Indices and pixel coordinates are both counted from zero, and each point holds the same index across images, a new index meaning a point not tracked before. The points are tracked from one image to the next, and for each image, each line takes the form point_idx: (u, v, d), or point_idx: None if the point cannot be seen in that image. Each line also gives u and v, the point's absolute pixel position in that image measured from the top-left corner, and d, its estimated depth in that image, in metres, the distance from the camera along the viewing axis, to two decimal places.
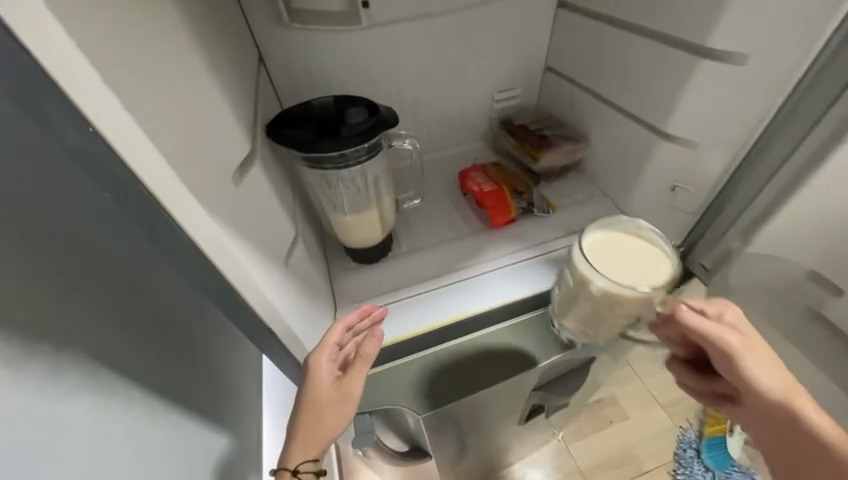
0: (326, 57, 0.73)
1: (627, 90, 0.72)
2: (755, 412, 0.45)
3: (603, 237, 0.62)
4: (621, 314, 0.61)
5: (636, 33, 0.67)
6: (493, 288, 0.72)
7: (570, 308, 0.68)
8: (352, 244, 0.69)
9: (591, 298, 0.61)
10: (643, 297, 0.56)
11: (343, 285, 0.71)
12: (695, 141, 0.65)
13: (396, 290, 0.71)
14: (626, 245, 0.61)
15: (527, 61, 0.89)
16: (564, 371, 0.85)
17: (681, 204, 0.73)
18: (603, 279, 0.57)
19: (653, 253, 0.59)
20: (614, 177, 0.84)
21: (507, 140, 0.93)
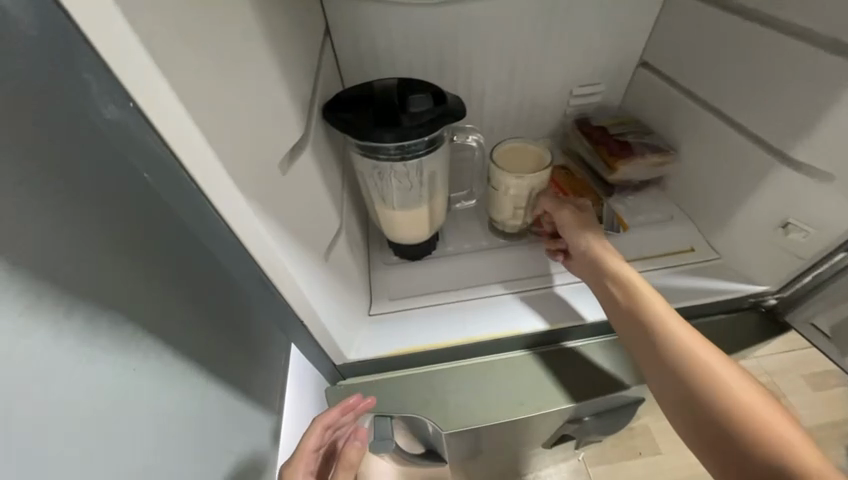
0: (395, 34, 0.68)
1: (748, 101, 0.60)
2: (579, 255, 0.62)
3: (513, 144, 0.70)
4: (518, 207, 0.68)
5: (777, 31, 0.54)
6: (566, 306, 0.64)
7: (486, 205, 0.74)
8: (397, 240, 0.65)
9: (495, 188, 0.68)
10: (525, 181, 0.65)
11: (382, 279, 0.68)
12: (829, 173, 0.53)
13: (438, 293, 0.66)
14: (527, 150, 0.69)
15: (620, 54, 0.78)
16: (614, 409, 0.75)
17: (789, 246, 0.60)
18: (500, 169, 0.66)
19: (543, 156, 0.67)
20: (706, 200, 0.72)
21: (580, 143, 0.83)
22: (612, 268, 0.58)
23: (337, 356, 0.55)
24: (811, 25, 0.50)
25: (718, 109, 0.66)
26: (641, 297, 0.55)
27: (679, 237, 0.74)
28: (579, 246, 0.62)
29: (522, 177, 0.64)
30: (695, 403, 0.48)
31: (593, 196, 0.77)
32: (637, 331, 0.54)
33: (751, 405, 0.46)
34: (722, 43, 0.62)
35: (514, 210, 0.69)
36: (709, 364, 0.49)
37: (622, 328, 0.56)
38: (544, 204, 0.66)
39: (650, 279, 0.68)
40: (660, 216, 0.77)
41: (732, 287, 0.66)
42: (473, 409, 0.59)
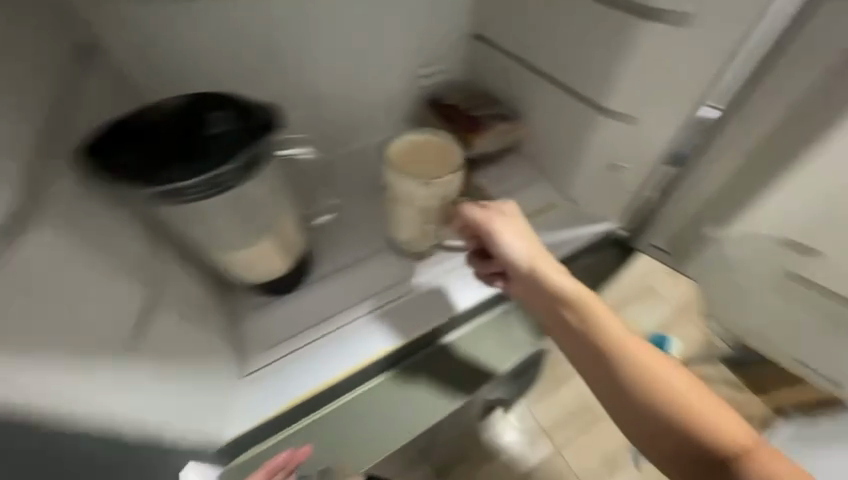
0: (188, 33, 0.57)
1: (562, 59, 0.64)
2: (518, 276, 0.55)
3: (408, 140, 0.62)
4: (428, 217, 0.62)
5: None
6: (449, 295, 0.64)
7: (391, 219, 0.66)
8: (251, 282, 0.57)
9: (400, 202, 0.61)
10: (434, 190, 0.58)
11: (254, 327, 0.60)
12: (632, 115, 0.60)
13: (321, 323, 0.61)
14: (426, 147, 0.61)
15: (447, 27, 0.76)
16: (522, 368, 0.80)
17: (623, 183, 0.67)
18: (402, 177, 0.58)
19: (445, 152, 0.61)
20: (557, 157, 0.75)
21: (434, 123, 0.82)
22: (551, 287, 0.51)
23: (211, 442, 0.47)
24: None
25: (542, 71, 0.70)
26: (589, 314, 0.49)
27: (539, 195, 0.78)
28: (512, 266, 0.54)
29: (429, 185, 0.57)
30: (652, 426, 0.43)
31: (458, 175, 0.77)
32: (587, 351, 0.49)
33: (705, 425, 0.41)
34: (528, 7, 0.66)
35: (425, 222, 0.63)
36: (668, 382, 0.44)
37: (573, 349, 0.50)
38: (465, 219, 0.57)
39: None
40: (520, 180, 0.80)
41: (586, 232, 0.73)
42: (390, 431, 0.58)
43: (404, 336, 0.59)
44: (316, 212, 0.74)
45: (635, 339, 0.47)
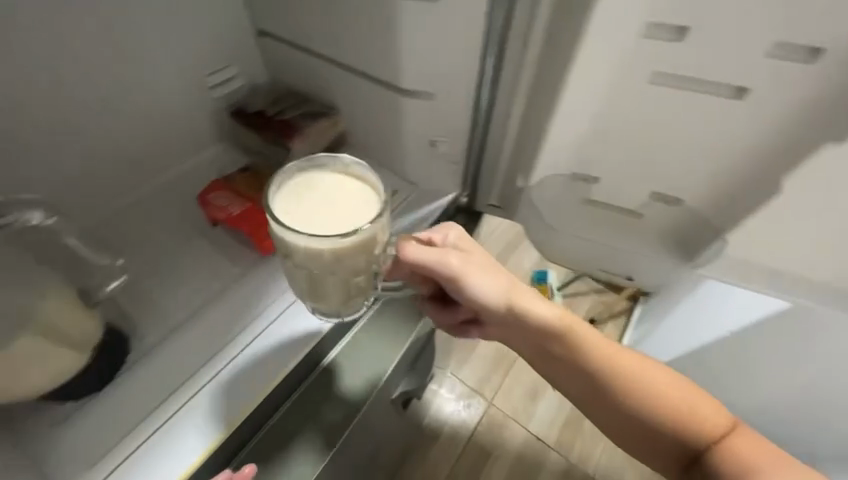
0: None
1: (346, 47, 0.62)
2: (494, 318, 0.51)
3: (295, 187, 0.45)
4: (354, 276, 0.47)
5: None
6: (296, 331, 0.56)
7: (306, 292, 0.49)
8: (45, 389, 0.47)
9: (318, 268, 0.44)
10: (365, 240, 0.42)
11: (78, 440, 0.48)
12: (430, 92, 0.60)
13: (167, 401, 0.50)
14: (329, 189, 0.45)
15: (219, 26, 0.69)
16: (421, 351, 0.80)
17: (446, 157, 0.69)
18: (312, 238, 0.40)
19: (359, 187, 0.46)
20: (385, 145, 0.73)
21: (250, 135, 0.74)
22: (534, 318, 0.49)
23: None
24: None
25: (336, 61, 0.66)
26: (572, 334, 0.49)
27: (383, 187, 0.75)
28: (491, 309, 0.50)
29: (350, 237, 0.40)
30: (643, 427, 0.48)
31: None
32: (577, 373, 0.50)
33: (685, 415, 0.47)
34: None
35: (356, 282, 0.48)
36: (653, 382, 0.48)
37: (562, 372, 0.51)
38: (425, 270, 0.48)
39: None
40: None
41: (435, 207, 0.72)
42: None
43: (271, 379, 0.52)
44: (97, 283, 0.56)
45: (614, 346, 0.49)
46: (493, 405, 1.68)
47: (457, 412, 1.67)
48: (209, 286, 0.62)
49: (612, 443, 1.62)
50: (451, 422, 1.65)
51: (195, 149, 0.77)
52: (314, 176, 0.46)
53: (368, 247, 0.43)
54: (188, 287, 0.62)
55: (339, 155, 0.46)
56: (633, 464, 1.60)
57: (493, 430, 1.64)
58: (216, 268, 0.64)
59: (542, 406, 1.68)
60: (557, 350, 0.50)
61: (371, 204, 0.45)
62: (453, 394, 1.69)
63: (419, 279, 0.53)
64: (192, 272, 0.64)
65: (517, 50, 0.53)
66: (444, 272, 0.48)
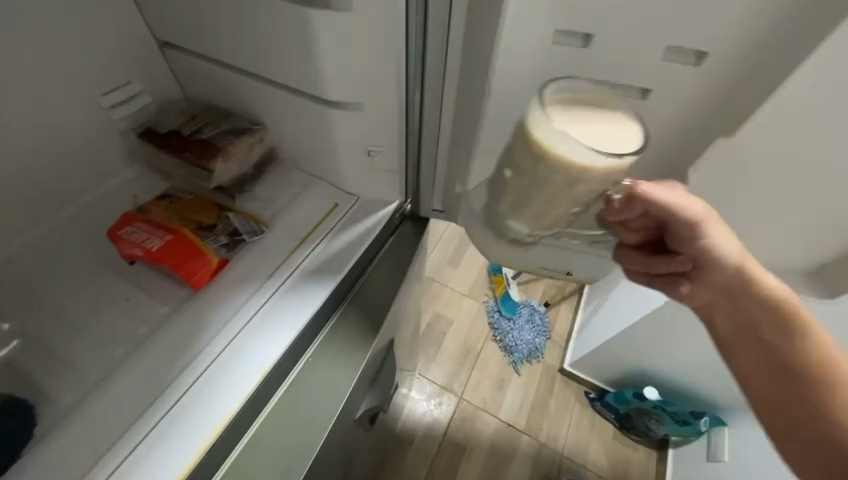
0: None
1: (262, 59, 0.58)
2: (703, 269, 0.49)
3: (562, 98, 0.44)
4: (569, 200, 0.47)
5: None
6: (236, 373, 0.53)
7: (515, 204, 0.51)
8: None
9: (551, 182, 0.44)
10: (613, 169, 0.41)
11: None
12: (358, 103, 0.58)
13: (99, 462, 0.45)
14: (591, 107, 0.43)
15: (112, 39, 0.61)
16: (382, 363, 0.79)
17: (383, 167, 0.67)
18: (581, 146, 0.40)
19: (612, 117, 0.43)
20: (318, 157, 0.70)
21: (165, 158, 0.67)
22: (761, 288, 0.46)
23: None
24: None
25: (254, 73, 0.62)
26: (796, 322, 0.45)
27: (321, 201, 0.72)
28: (717, 265, 0.47)
29: (613, 159, 0.40)
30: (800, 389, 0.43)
31: (209, 214, 0.62)
32: (757, 313, 0.47)
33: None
34: (195, 4, 0.56)
35: (563, 210, 0.49)
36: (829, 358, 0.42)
37: (737, 310, 0.48)
38: (663, 213, 0.45)
39: (321, 255, 0.65)
40: (295, 190, 0.73)
41: (376, 219, 0.71)
42: None
43: (219, 419, 0.49)
44: None
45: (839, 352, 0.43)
46: (464, 399, 1.72)
47: (428, 412, 1.69)
48: (133, 330, 0.56)
49: (575, 417, 1.73)
50: (425, 422, 1.67)
51: (100, 178, 0.68)
52: (574, 92, 0.44)
53: (611, 177, 0.42)
54: (104, 336, 0.55)
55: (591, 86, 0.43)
56: (595, 434, 1.72)
57: (466, 423, 1.67)
58: (137, 312, 0.57)
59: (510, 393, 1.74)
60: (769, 308, 0.46)
61: (626, 133, 0.42)
62: (424, 395, 1.72)
63: (645, 220, 0.49)
64: (107, 320, 0.56)
65: (439, 58, 0.52)
66: (682, 213, 0.45)
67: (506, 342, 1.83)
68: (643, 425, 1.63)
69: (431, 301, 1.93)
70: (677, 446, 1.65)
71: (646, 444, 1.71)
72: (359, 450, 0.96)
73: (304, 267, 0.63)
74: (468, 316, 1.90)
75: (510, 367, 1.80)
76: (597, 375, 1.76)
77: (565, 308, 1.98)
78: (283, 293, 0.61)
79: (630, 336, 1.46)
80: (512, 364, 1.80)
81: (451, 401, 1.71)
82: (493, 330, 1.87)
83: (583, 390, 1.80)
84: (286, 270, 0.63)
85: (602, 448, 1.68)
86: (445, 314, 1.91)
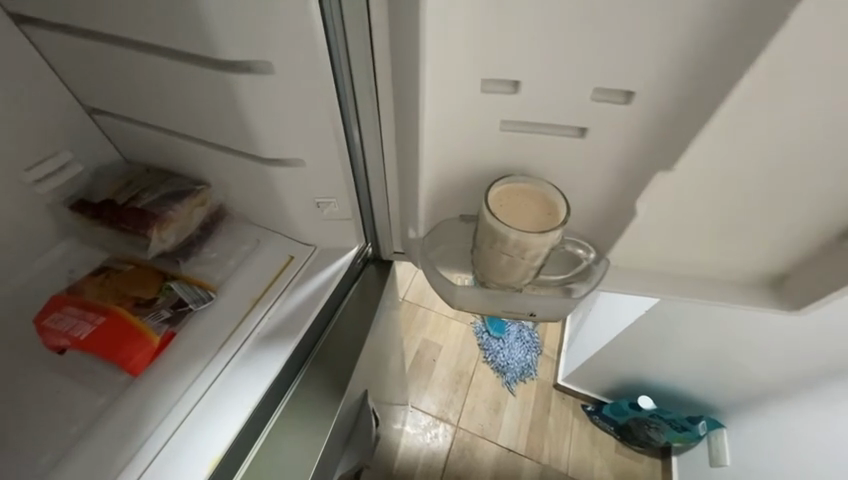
0: None
1: (194, 121, 0.55)
2: None
3: (508, 189, 0.49)
4: (527, 268, 0.51)
5: (133, 48, 0.49)
6: (185, 462, 0.48)
7: (485, 270, 0.54)
8: None
9: (505, 254, 0.49)
10: (551, 240, 0.47)
11: None
12: (299, 159, 0.56)
13: None
14: (527, 194, 0.49)
15: (34, 115, 0.58)
16: (358, 419, 0.74)
17: (334, 218, 0.65)
18: (520, 231, 0.46)
19: (542, 198, 0.48)
20: (267, 211, 0.67)
21: (102, 229, 0.63)
22: None
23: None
24: (140, 39, 0.47)
25: (191, 136, 0.60)
26: None
27: (275, 254, 0.69)
28: None
29: (548, 234, 0.46)
30: None
31: (147, 288, 0.58)
32: None
33: None
34: (119, 72, 0.53)
35: (528, 270, 0.52)
36: None
37: None
38: None
39: (278, 315, 0.62)
40: (247, 247, 0.69)
41: (335, 269, 0.68)
42: None
43: None
44: None
45: None
46: (460, 428, 1.66)
47: (426, 445, 1.63)
48: (71, 424, 0.51)
49: (575, 434, 1.69)
50: (423, 458, 1.60)
51: (33, 255, 0.64)
52: (516, 183, 0.49)
53: (553, 245, 0.48)
54: (36, 438, 0.50)
55: (532, 167, 0.50)
56: (598, 449, 1.67)
57: (465, 454, 1.61)
58: (75, 404, 0.52)
59: (507, 415, 1.69)
60: None
61: (558, 209, 0.48)
62: (419, 429, 1.65)
63: None
64: (40, 420, 0.51)
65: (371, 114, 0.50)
66: None
67: (498, 362, 1.80)
68: (643, 435, 1.60)
69: (416, 329, 1.90)
70: (680, 453, 1.62)
71: (650, 453, 1.68)
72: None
73: (259, 332, 0.59)
74: (455, 341, 1.86)
75: (504, 389, 1.76)
76: (597, 385, 1.71)
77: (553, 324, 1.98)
78: (236, 364, 0.56)
79: (616, 346, 1.44)
80: (507, 385, 1.76)
81: (448, 431, 1.65)
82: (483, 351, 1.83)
83: (580, 404, 1.77)
84: (237, 340, 0.58)
85: (606, 463, 1.65)
86: (432, 341, 1.86)
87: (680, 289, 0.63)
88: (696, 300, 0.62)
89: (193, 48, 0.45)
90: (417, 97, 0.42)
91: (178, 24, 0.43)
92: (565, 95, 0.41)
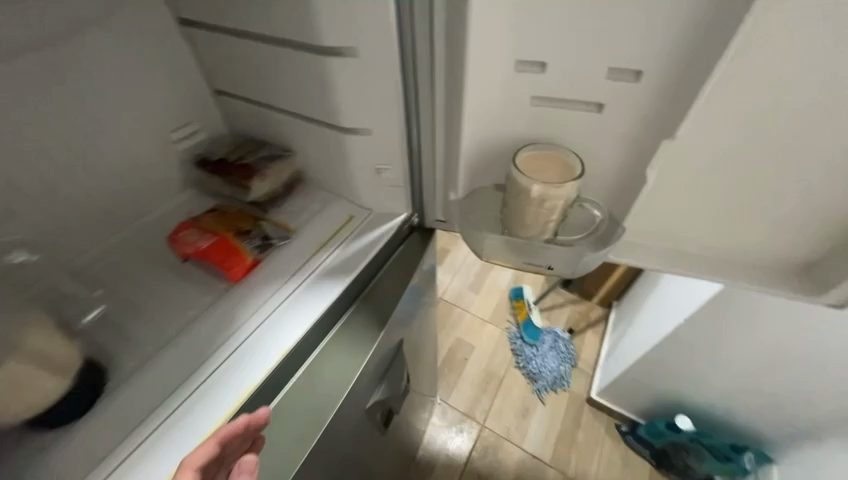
0: None
1: (294, 98, 0.72)
2: None
3: (532, 152, 0.59)
4: (547, 217, 0.61)
5: (255, 42, 0.68)
6: (263, 350, 0.62)
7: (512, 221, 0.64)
8: (28, 415, 0.51)
9: (528, 204, 0.59)
10: (568, 190, 0.57)
11: (59, 464, 0.52)
12: (367, 129, 0.70)
13: (154, 411, 0.56)
14: (550, 157, 0.58)
15: (179, 91, 0.80)
16: (392, 361, 0.87)
17: (389, 183, 0.78)
18: (543, 181, 0.56)
19: (562, 160, 0.58)
20: (336, 176, 0.83)
21: (215, 181, 0.83)
22: None
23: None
24: (264, 34, 0.65)
25: (288, 111, 0.77)
26: None
27: (339, 212, 0.84)
28: None
29: (565, 184, 0.56)
30: None
31: (246, 221, 0.76)
32: None
33: None
34: (245, 59, 0.72)
35: (548, 220, 0.61)
36: None
37: None
38: None
39: (339, 256, 0.76)
40: (318, 205, 0.85)
41: (386, 228, 0.81)
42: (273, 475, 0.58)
43: (248, 384, 0.58)
44: (74, 315, 0.66)
45: None
46: (486, 427, 1.87)
47: (451, 439, 1.84)
48: (183, 316, 0.67)
49: (608, 455, 1.78)
50: (447, 450, 1.82)
51: (163, 197, 0.85)
52: (540, 147, 0.60)
53: (569, 195, 0.58)
54: (160, 320, 0.67)
55: (556, 138, 0.59)
56: (631, 474, 1.73)
57: (488, 453, 1.80)
58: (188, 301, 0.69)
59: (535, 422, 1.87)
60: None
61: (574, 168, 0.57)
62: (445, 421, 1.89)
63: None
64: (162, 310, 0.68)
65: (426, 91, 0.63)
66: None
67: (529, 369, 2.02)
68: (681, 462, 1.53)
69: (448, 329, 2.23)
70: None
71: None
72: (375, 453, 1.03)
73: (323, 267, 0.74)
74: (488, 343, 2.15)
75: (534, 395, 1.96)
76: (631, 398, 1.67)
77: (591, 337, 2.17)
78: (305, 286, 0.71)
79: (651, 358, 1.42)
80: (537, 392, 1.96)
81: (473, 428, 1.87)
82: (516, 357, 2.08)
83: (614, 423, 1.86)
84: (307, 270, 0.73)
85: None
86: (466, 341, 2.17)
87: (698, 267, 0.68)
88: (713, 278, 0.66)
89: (299, 38, 0.61)
90: (464, 73, 0.53)
91: (291, 21, 0.60)
92: (586, 73, 0.51)
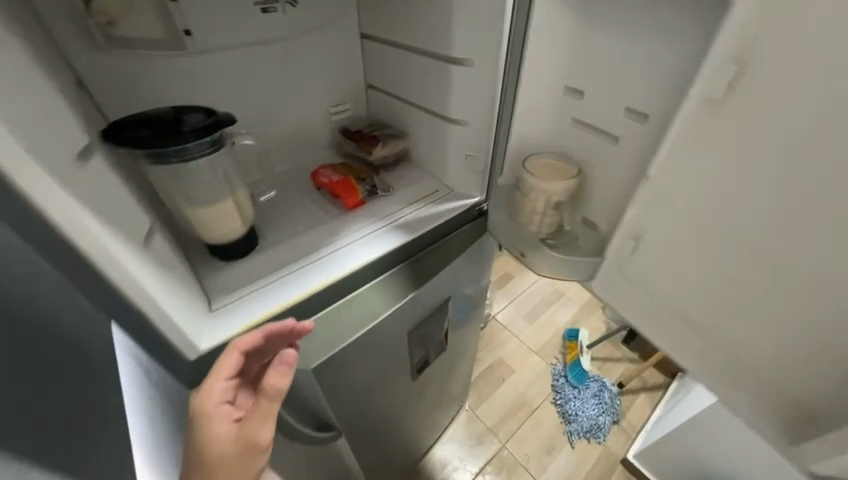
0: (164, 90, 0.84)
1: (421, 93, 1.00)
2: None
3: (545, 164, 0.88)
4: (536, 210, 0.86)
5: (406, 53, 0.97)
6: (352, 254, 0.86)
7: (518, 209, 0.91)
8: (221, 241, 0.81)
9: (528, 193, 0.86)
10: (558, 190, 0.81)
11: (219, 283, 0.80)
12: (466, 121, 0.93)
13: (280, 268, 0.83)
14: (557, 168, 0.86)
15: (345, 80, 1.13)
16: (436, 311, 1.06)
17: (473, 168, 0.99)
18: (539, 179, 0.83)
19: (567, 170, 0.85)
20: (434, 157, 1.08)
21: (350, 145, 1.14)
22: None
23: (187, 351, 0.64)
24: (414, 46, 0.94)
25: (413, 103, 1.05)
26: None
27: (429, 185, 1.08)
28: None
29: (556, 184, 0.81)
30: None
31: (363, 172, 1.06)
32: None
33: None
34: (396, 64, 1.02)
35: (540, 213, 0.86)
36: None
37: None
38: None
39: (421, 211, 0.99)
40: (415, 176, 1.11)
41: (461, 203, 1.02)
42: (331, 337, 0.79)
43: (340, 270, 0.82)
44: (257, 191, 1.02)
45: None
46: (506, 448, 1.87)
47: (469, 446, 1.89)
48: (308, 223, 0.96)
49: None
50: (462, 455, 1.87)
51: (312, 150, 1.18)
52: (552, 163, 0.88)
53: (555, 196, 0.83)
54: (293, 223, 0.96)
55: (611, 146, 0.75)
56: None
57: (502, 473, 1.80)
58: (312, 216, 0.98)
59: (557, 461, 1.83)
60: None
61: (570, 179, 0.83)
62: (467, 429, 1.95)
63: None
64: (295, 217, 0.98)
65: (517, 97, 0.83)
66: None
67: (566, 408, 1.96)
68: None
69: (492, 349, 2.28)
70: None
71: None
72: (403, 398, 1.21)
73: (408, 215, 0.98)
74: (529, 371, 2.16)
75: (564, 436, 1.91)
76: (672, 464, 1.58)
77: (642, 400, 2.04)
78: (392, 224, 0.95)
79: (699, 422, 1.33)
80: (568, 434, 1.89)
81: (493, 445, 1.89)
82: (555, 393, 2.05)
83: None
84: (396, 215, 0.98)
85: None
86: (507, 362, 2.21)
87: None
88: None
89: (439, 52, 0.88)
90: None
91: (436, 38, 0.86)
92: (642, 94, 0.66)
